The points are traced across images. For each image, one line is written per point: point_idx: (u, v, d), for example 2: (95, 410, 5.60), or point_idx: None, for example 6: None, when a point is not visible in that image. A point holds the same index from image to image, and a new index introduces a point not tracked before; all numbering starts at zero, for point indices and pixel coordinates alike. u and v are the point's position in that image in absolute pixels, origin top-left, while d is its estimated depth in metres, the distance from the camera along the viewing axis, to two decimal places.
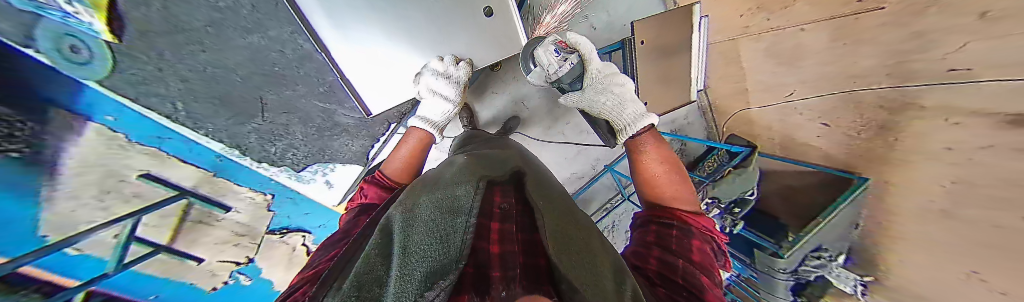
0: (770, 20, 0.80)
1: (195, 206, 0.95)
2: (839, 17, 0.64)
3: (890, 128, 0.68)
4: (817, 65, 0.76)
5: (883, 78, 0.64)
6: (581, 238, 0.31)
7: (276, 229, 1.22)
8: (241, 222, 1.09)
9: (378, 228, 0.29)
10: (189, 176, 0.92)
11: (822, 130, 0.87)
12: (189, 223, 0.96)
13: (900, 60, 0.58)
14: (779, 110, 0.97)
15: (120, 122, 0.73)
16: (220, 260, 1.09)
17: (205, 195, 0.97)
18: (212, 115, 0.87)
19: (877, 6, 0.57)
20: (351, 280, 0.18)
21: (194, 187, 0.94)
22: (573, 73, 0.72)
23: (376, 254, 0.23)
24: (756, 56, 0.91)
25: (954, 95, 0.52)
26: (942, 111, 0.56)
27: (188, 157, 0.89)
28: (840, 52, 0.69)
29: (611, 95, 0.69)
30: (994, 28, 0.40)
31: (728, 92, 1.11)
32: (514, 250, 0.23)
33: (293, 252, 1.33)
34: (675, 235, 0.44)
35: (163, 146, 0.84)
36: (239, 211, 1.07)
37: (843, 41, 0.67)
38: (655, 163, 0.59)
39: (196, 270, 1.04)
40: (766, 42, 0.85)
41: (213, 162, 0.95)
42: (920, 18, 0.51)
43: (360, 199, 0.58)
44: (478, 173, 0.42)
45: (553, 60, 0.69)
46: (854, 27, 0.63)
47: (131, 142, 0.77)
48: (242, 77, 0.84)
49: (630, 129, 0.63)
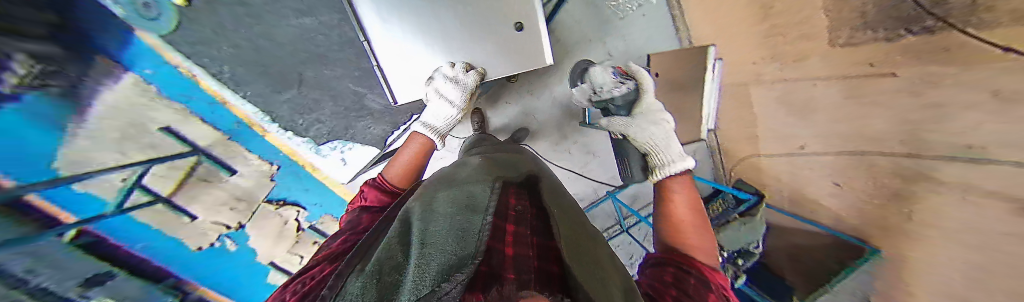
0: (782, 70, 0.71)
1: (203, 165, 0.98)
2: (853, 77, 0.58)
3: (905, 196, 0.60)
4: (829, 122, 0.67)
5: (896, 144, 0.56)
6: (592, 251, 0.30)
7: (274, 200, 1.19)
8: (241, 186, 1.08)
9: (398, 218, 0.30)
10: (205, 135, 0.96)
11: (834, 189, 0.76)
12: (194, 178, 0.98)
13: (910, 128, 0.52)
14: (787, 162, 0.85)
15: (156, 76, 0.82)
16: (216, 220, 1.09)
17: (216, 156, 1.00)
18: (253, 82, 0.91)
19: (891, 71, 0.51)
20: (372, 264, 0.19)
21: (208, 147, 0.97)
22: (626, 98, 0.73)
23: (396, 241, 0.24)
24: (765, 101, 0.80)
25: (975, 172, 0.46)
26: (963, 186, 0.49)
27: (209, 118, 0.93)
28: (853, 112, 0.61)
29: (658, 130, 0.66)
30: (1013, 111, 0.37)
31: (740, 137, 0.98)
32: (528, 254, 0.23)
33: (285, 225, 1.26)
34: (694, 283, 0.35)
35: (190, 105, 0.89)
36: (243, 176, 1.07)
37: (856, 100, 0.59)
38: (685, 207, 0.53)
39: (190, 226, 1.05)
40: (777, 90, 0.75)
41: (230, 126, 0.98)
42: (934, 88, 0.45)
43: (360, 202, 0.55)
44: (494, 174, 0.42)
45: (610, 82, 0.74)
46: (868, 86, 0.56)
47: (161, 96, 0.85)
48: (288, 51, 0.87)
49: (672, 167, 0.58)
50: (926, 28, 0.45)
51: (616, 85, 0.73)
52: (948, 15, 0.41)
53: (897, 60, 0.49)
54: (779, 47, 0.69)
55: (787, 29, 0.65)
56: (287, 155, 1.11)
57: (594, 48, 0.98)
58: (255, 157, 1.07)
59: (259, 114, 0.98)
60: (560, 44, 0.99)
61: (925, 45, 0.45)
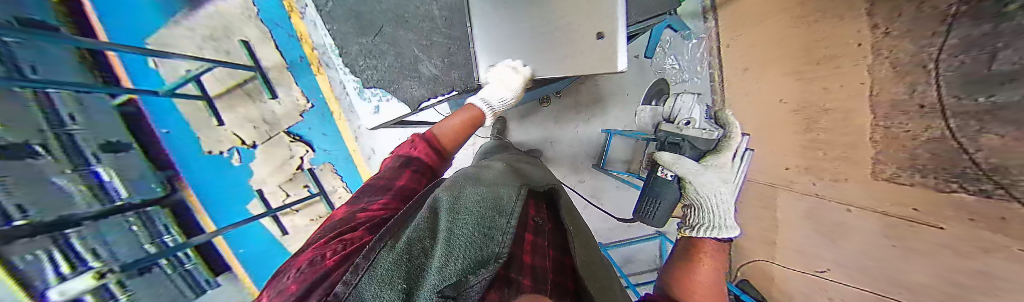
0: (816, 185, 0.56)
1: (254, 81, 1.14)
2: (892, 215, 0.41)
3: None
4: (856, 253, 0.48)
5: (927, 297, 0.37)
6: (605, 278, 0.30)
7: (295, 133, 1.26)
8: (274, 111, 1.20)
9: (428, 203, 0.29)
10: (271, 58, 1.12)
11: None
12: (241, 90, 1.14)
13: (949, 293, 0.34)
14: (804, 279, 0.62)
15: (264, 3, 1.07)
16: (235, 133, 1.21)
17: (268, 79, 1.14)
18: (344, 21, 0.98)
19: (934, 222, 0.35)
20: (403, 246, 0.22)
21: (267, 68, 1.13)
22: (709, 143, 0.60)
23: (427, 225, 0.26)
24: (793, 212, 0.64)
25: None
26: None
27: (284, 47, 1.12)
28: (887, 254, 0.42)
29: (726, 193, 0.53)
30: None
31: (756, 238, 0.79)
32: (545, 266, 0.27)
33: (290, 159, 1.30)
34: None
35: (273, 30, 1.10)
36: (280, 103, 1.19)
37: (895, 241, 0.41)
38: (712, 272, 0.43)
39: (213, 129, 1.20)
40: (807, 204, 0.59)
41: (295, 58, 1.15)
42: (980, 250, 0.30)
43: (409, 149, 0.56)
44: (521, 180, 0.41)
45: (700, 119, 0.63)
46: (912, 232, 0.38)
47: (258, 18, 1.08)
48: (383, 8, 0.95)
49: (724, 230, 0.47)
50: (982, 191, 0.29)
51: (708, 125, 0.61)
52: (997, 166, 0.27)
53: (943, 212, 0.34)
54: (816, 162, 0.55)
55: (827, 145, 0.52)
56: (325, 98, 1.23)
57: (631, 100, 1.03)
58: (298, 92, 1.19)
59: (326, 48, 1.12)
60: (598, 89, 1.06)
61: (982, 205, 0.29)
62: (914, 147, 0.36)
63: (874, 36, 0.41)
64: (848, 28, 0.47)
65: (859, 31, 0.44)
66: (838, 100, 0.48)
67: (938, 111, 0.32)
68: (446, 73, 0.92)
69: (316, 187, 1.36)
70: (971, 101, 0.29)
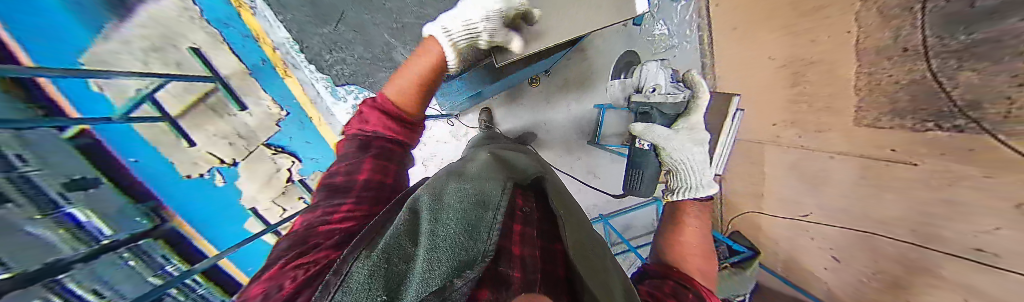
0: (801, 138, 0.59)
1: (217, 93, 1.00)
2: (869, 157, 0.47)
3: (903, 284, 0.46)
4: (840, 198, 0.54)
5: (904, 232, 0.44)
6: (597, 255, 0.29)
7: (273, 145, 1.16)
8: (247, 124, 1.08)
9: (406, 205, 0.28)
10: (229, 65, 0.99)
11: (831, 263, 0.60)
12: (203, 107, 0.99)
13: (923, 221, 0.41)
14: (787, 224, 0.69)
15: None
16: (212, 153, 1.06)
17: (231, 89, 1.01)
18: (300, 9, 0.87)
19: (910, 160, 0.41)
20: (379, 251, 0.18)
21: (226, 76, 1.00)
22: (676, 107, 0.62)
23: (405, 229, 0.23)
24: (780, 165, 0.66)
25: (990, 278, 0.35)
26: (964, 288, 0.38)
27: (239, 49, 0.99)
28: (864, 194, 0.49)
29: (699, 153, 0.56)
30: None
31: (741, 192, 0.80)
32: (533, 255, 0.26)
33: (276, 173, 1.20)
34: (693, 297, 0.29)
35: (223, 31, 0.96)
36: (251, 114, 1.07)
37: (871, 182, 0.48)
38: (698, 233, 0.48)
39: (183, 153, 1.03)
40: (794, 157, 0.62)
41: (256, 62, 1.03)
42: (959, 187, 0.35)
43: (360, 125, 0.45)
44: (505, 173, 0.40)
45: (666, 84, 0.65)
46: (886, 172, 0.45)
47: (201, 18, 0.92)
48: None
49: (695, 191, 0.54)
50: (955, 127, 0.34)
51: (673, 90, 0.64)
52: (973, 102, 0.32)
53: (919, 149, 0.39)
54: (803, 116, 0.58)
55: (813, 97, 0.55)
56: (298, 102, 1.15)
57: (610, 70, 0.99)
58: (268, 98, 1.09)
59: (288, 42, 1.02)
60: (587, 63, 1.02)
61: (952, 142, 0.35)
62: (896, 90, 0.40)
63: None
64: None
65: None
66: (826, 53, 0.52)
67: (921, 55, 0.37)
68: None
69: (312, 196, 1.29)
70: (954, 41, 0.33)
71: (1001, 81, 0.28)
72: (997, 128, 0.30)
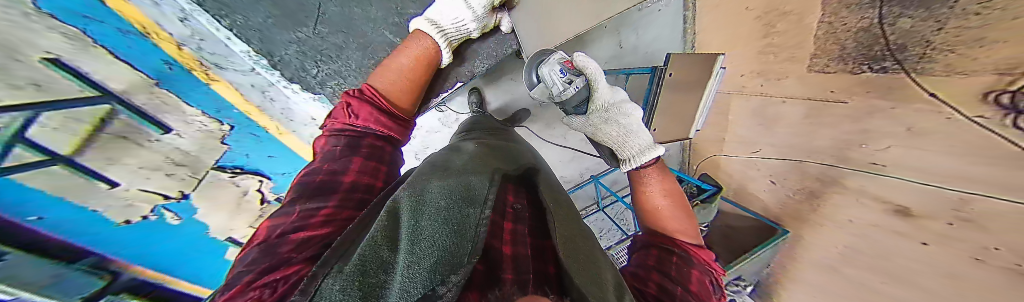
0: (763, 86, 0.64)
1: (119, 116, 0.52)
2: (813, 100, 0.53)
3: (818, 195, 0.61)
4: (785, 135, 0.63)
5: (825, 156, 0.56)
6: (585, 245, 0.31)
7: (228, 167, 0.82)
8: (183, 150, 0.67)
9: (386, 207, 0.27)
10: (121, 75, 0.51)
11: (769, 186, 0.76)
12: (105, 137, 0.50)
13: (842, 146, 0.51)
14: (743, 161, 0.81)
15: None
16: (144, 189, 0.63)
17: (137, 107, 0.55)
18: (249, 9, 0.71)
19: (842, 99, 0.48)
20: (355, 263, 0.18)
21: (125, 94, 0.52)
22: (579, 97, 0.58)
23: (385, 236, 0.22)
24: (741, 112, 0.74)
25: (876, 184, 0.47)
26: (856, 191, 0.52)
27: (132, 59, 0.53)
28: (802, 129, 0.59)
29: (611, 130, 0.57)
30: (931, 143, 0.36)
31: (709, 139, 0.92)
32: (525, 253, 0.23)
33: (245, 197, 0.92)
34: (676, 262, 0.41)
35: (93, 31, 0.46)
36: (181, 135, 0.66)
37: (809, 119, 0.56)
38: (659, 196, 0.54)
39: (100, 199, 0.55)
40: (754, 104, 0.69)
41: (162, 70, 0.59)
42: (869, 116, 0.44)
43: (347, 119, 0.45)
44: (492, 165, 0.40)
45: (556, 83, 0.56)
46: (821, 112, 0.53)
47: (41, 12, 0.38)
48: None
49: (634, 162, 0.54)
50: (882, 69, 0.40)
51: (564, 86, 0.56)
52: (901, 45, 0.36)
53: (852, 90, 0.45)
54: (768, 66, 0.60)
55: (779, 48, 0.56)
56: (243, 112, 0.83)
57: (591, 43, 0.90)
58: (193, 110, 0.68)
59: (191, 37, 0.66)
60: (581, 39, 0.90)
61: (879, 80, 0.41)
62: (846, 39, 0.43)
63: None
64: None
65: None
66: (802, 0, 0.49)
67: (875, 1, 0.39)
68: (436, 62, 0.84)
69: None
70: None
71: (925, 26, 0.33)
72: (914, 68, 0.35)
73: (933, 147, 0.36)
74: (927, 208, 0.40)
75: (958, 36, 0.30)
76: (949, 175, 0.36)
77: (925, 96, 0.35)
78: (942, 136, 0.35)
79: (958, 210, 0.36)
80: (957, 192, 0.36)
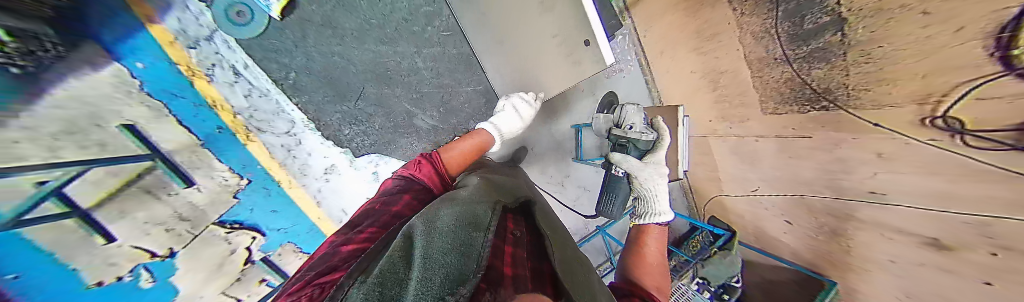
0: (732, 128, 0.70)
1: (156, 172, 0.61)
2: (781, 136, 0.58)
3: (841, 233, 0.56)
4: (772, 171, 0.65)
5: (822, 189, 0.55)
6: (582, 274, 0.30)
7: (228, 222, 0.77)
8: (194, 205, 0.69)
9: (400, 232, 0.27)
10: (176, 137, 0.66)
11: (785, 227, 0.70)
12: (132, 189, 0.58)
13: (832, 177, 0.51)
14: (746, 200, 0.78)
15: (148, 72, 0.62)
16: (138, 245, 0.61)
17: (177, 164, 0.65)
18: (312, 90, 0.82)
19: (805, 134, 0.52)
20: (376, 276, 0.18)
21: (171, 152, 0.64)
22: (648, 144, 0.69)
23: (401, 254, 0.23)
24: (722, 152, 0.78)
25: (890, 214, 0.45)
26: (875, 224, 0.48)
27: (187, 120, 0.68)
28: (785, 165, 0.61)
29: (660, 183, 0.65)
30: (907, 167, 0.38)
31: (704, 179, 0.92)
32: (528, 274, 0.22)
33: (230, 256, 0.79)
34: None
35: (171, 104, 0.65)
36: (199, 189, 0.70)
37: (786, 154, 0.59)
38: (656, 255, 0.53)
39: (94, 254, 0.55)
40: (729, 144, 0.74)
41: (209, 131, 0.72)
42: (837, 148, 0.47)
43: (413, 171, 0.54)
44: (493, 196, 0.42)
45: (640, 125, 0.70)
46: (793, 147, 0.56)
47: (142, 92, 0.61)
48: (356, 67, 0.81)
49: (653, 215, 0.61)
50: (822, 108, 0.46)
51: (643, 131, 0.69)
52: (825, 89, 0.44)
53: (807, 126, 0.51)
54: (728, 111, 0.69)
55: (731, 97, 0.66)
56: (265, 168, 0.84)
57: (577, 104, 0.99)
58: (222, 166, 0.75)
59: (247, 109, 0.79)
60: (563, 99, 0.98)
61: (825, 116, 0.46)
62: (779, 87, 0.53)
63: (734, 15, 0.55)
64: (715, 14, 0.60)
65: (725, 14, 0.57)
66: (732, 64, 0.61)
67: (784, 61, 0.49)
68: (446, 123, 0.92)
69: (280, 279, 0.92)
70: (801, 50, 0.46)
71: (835, 74, 0.42)
72: (848, 105, 0.42)
73: (908, 171, 0.38)
74: (957, 238, 0.37)
75: (865, 79, 0.38)
76: (948, 196, 0.36)
77: (870, 126, 0.40)
78: (910, 161, 0.37)
79: (990, 235, 0.33)
80: (971, 216, 0.34)
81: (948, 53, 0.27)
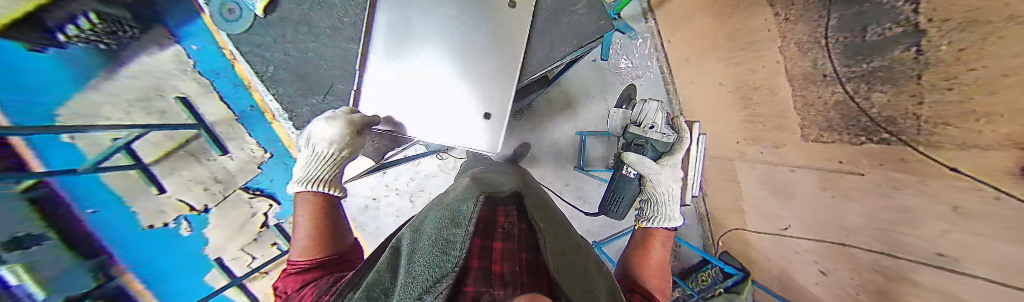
0: (763, 154, 0.64)
1: (198, 139, 0.92)
2: (824, 170, 0.49)
3: (891, 297, 0.42)
4: (809, 208, 0.55)
5: (869, 238, 0.44)
6: (583, 264, 0.30)
7: (251, 188, 1.06)
8: (227, 168, 0.99)
9: (390, 247, 0.29)
10: (215, 113, 0.93)
11: (820, 278, 0.57)
12: (182, 152, 0.91)
13: (886, 229, 0.40)
14: (772, 239, 0.68)
15: (199, 53, 0.89)
16: (181, 199, 0.94)
17: (216, 134, 0.94)
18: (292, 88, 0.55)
19: (857, 171, 0.43)
20: (361, 292, 0.20)
21: (212, 123, 0.93)
22: (666, 145, 0.63)
23: (387, 266, 0.24)
24: (750, 180, 0.71)
25: (953, 281, 0.32)
26: (938, 293, 0.34)
27: (227, 97, 0.94)
28: (826, 205, 0.51)
29: (675, 188, 0.58)
30: (982, 229, 0.28)
31: (725, 207, 0.85)
32: (515, 266, 0.22)
33: (250, 218, 1.08)
34: None
35: (215, 81, 0.92)
36: (231, 158, 0.99)
37: (831, 192, 0.49)
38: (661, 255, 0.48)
39: (150, 199, 0.90)
40: (759, 171, 0.67)
41: (243, 109, 0.97)
42: (899, 194, 0.37)
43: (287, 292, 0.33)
44: (479, 190, 0.42)
45: (660, 123, 0.65)
46: (840, 183, 0.47)
47: (195, 70, 0.89)
48: (326, 64, 0.53)
49: (660, 218, 0.52)
50: (882, 140, 0.38)
51: (661, 131, 0.64)
52: (888, 118, 0.36)
53: (860, 161, 0.42)
54: (761, 133, 0.63)
55: (764, 117, 0.61)
56: (285, 145, 1.06)
57: (586, 115, 1.04)
58: (252, 141, 1.01)
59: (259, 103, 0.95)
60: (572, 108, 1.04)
61: (888, 151, 0.37)
62: (828, 111, 0.46)
63: (776, 21, 0.53)
64: (755, 20, 0.58)
65: (765, 19, 0.56)
66: (767, 77, 0.58)
67: (834, 80, 0.44)
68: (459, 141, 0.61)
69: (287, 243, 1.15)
70: (858, 67, 0.40)
71: (903, 100, 0.34)
72: (916, 141, 0.33)
73: (986, 231, 0.28)
74: None
75: (940, 111, 0.30)
76: None
77: (946, 171, 0.30)
78: (989, 220, 0.27)
79: None
80: None
81: (1004, 76, 0.22)
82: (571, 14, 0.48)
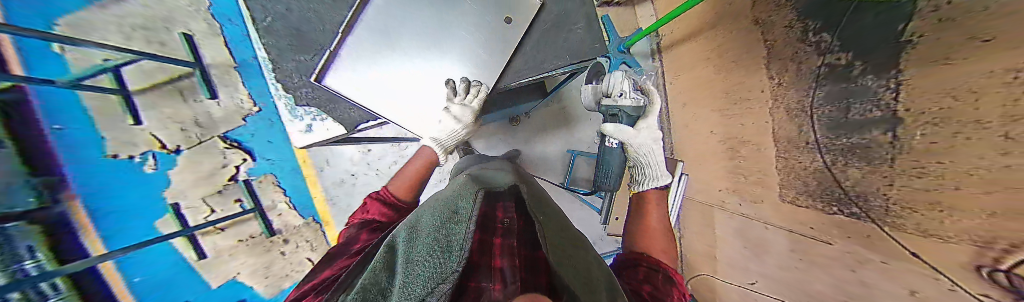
0: (743, 207, 0.65)
1: (193, 79, 1.01)
2: (797, 233, 0.50)
3: None
4: (775, 269, 0.55)
5: None
6: (579, 260, 0.33)
7: (229, 139, 1.10)
8: (212, 112, 1.05)
9: (386, 245, 0.34)
10: (217, 57, 1.02)
11: None
12: (171, 89, 0.99)
13: None
14: (740, 295, 0.64)
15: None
16: (154, 134, 1.00)
17: (211, 79, 1.02)
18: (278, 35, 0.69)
19: (829, 239, 0.43)
20: (358, 290, 0.25)
21: (209, 65, 1.01)
22: (637, 110, 0.72)
23: (384, 265, 0.29)
24: (728, 231, 0.72)
25: None
26: None
27: (235, 44, 1.03)
28: (791, 268, 0.51)
29: (655, 148, 0.67)
30: None
31: (701, 254, 0.85)
32: (514, 263, 0.25)
33: (221, 169, 1.10)
34: (661, 278, 0.42)
35: (226, 27, 1.02)
36: (219, 104, 1.05)
37: (800, 255, 0.49)
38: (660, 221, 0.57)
39: (123, 126, 0.96)
40: (737, 223, 0.68)
41: (246, 58, 1.05)
42: (863, 268, 0.37)
43: (365, 215, 0.58)
44: (478, 186, 0.45)
45: (628, 90, 0.72)
46: (810, 249, 0.47)
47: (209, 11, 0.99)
48: (325, 27, 0.69)
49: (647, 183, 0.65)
50: (852, 213, 0.39)
51: (626, 96, 0.73)
52: (860, 193, 0.37)
53: (830, 230, 0.43)
54: (743, 185, 0.65)
55: (747, 171, 0.63)
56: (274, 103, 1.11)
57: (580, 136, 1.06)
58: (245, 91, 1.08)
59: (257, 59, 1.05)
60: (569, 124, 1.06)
61: (857, 225, 0.38)
62: (807, 176, 0.47)
63: (770, 84, 0.56)
64: (750, 79, 0.62)
65: (760, 80, 0.59)
66: (757, 134, 0.60)
67: (815, 148, 0.45)
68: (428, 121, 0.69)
69: (250, 202, 1.14)
70: (839, 141, 0.41)
71: (875, 179, 0.35)
72: (883, 221, 0.34)
73: None
74: None
75: (909, 197, 0.30)
76: None
77: (908, 254, 0.31)
78: None
79: None
80: None
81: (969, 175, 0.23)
82: (570, 29, 0.67)
